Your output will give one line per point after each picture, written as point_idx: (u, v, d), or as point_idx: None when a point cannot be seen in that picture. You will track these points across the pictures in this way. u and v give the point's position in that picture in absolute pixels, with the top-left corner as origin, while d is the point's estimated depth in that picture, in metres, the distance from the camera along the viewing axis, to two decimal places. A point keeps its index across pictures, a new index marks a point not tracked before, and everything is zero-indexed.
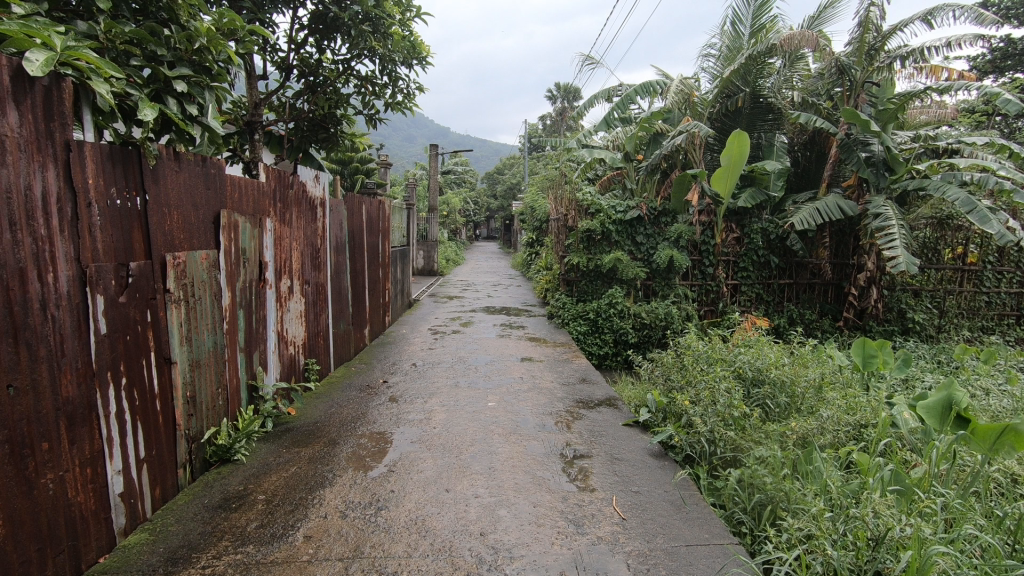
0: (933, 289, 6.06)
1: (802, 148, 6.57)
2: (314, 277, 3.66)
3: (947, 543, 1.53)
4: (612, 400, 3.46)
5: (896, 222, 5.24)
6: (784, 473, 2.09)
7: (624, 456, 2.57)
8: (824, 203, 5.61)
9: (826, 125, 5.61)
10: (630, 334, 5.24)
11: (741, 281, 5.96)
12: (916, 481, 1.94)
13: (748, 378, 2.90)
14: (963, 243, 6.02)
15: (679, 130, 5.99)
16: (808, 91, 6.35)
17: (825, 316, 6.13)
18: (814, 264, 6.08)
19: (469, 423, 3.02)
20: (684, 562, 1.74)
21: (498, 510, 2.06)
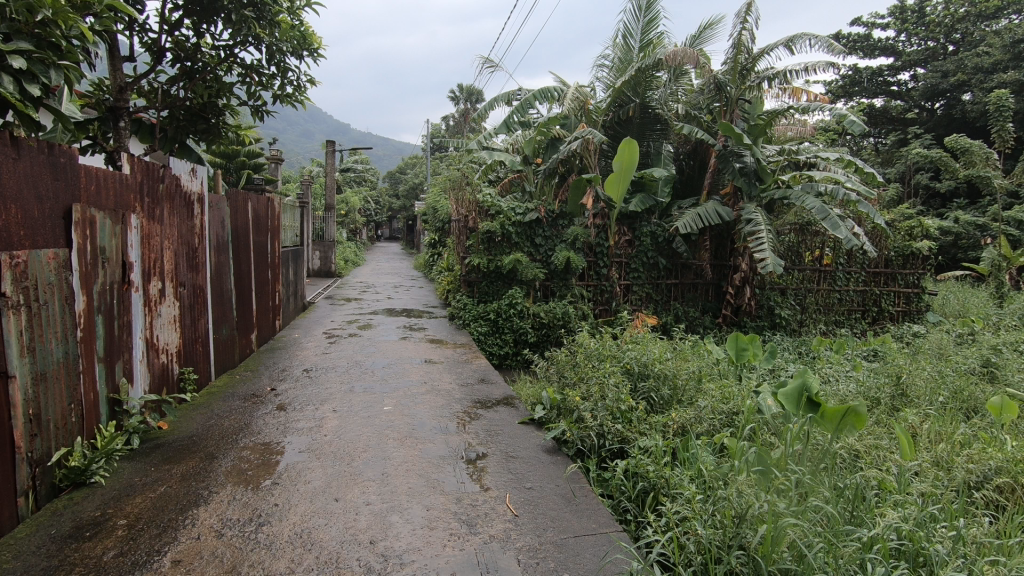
0: (796, 288, 6.75)
1: (686, 157, 7.06)
2: (191, 279, 3.37)
3: (799, 515, 1.68)
4: (509, 399, 3.51)
5: (764, 227, 5.80)
6: (664, 461, 2.23)
7: (518, 454, 2.62)
8: (704, 208, 6.06)
9: (706, 137, 6.07)
10: (529, 333, 5.35)
11: (633, 281, 6.27)
12: (775, 461, 2.14)
13: (634, 373, 3.05)
14: (820, 246, 6.76)
15: (575, 135, 6.20)
16: (691, 105, 6.63)
17: (706, 313, 6.62)
18: (697, 266, 6.57)
19: (363, 429, 2.93)
20: (572, 553, 1.80)
21: (390, 516, 2.01)
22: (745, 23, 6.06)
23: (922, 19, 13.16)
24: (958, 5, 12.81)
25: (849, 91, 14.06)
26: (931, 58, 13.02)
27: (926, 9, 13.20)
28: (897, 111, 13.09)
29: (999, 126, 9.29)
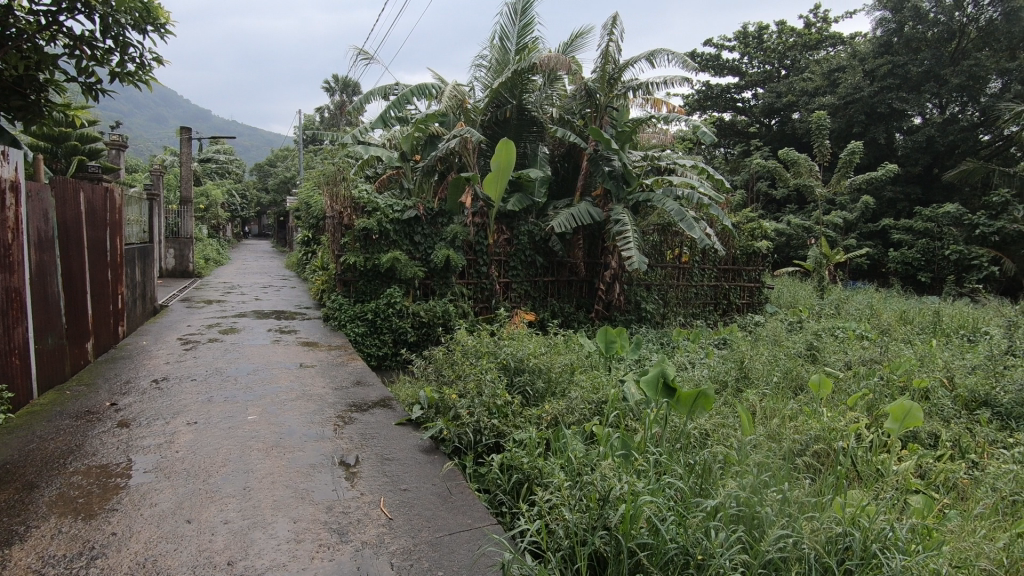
0: (659, 283, 7.32)
1: (561, 159, 7.34)
2: (2, 281, 2.87)
3: (654, 492, 1.83)
4: (386, 401, 3.42)
5: (630, 227, 6.23)
6: (538, 452, 2.31)
7: (394, 455, 2.57)
8: (577, 208, 6.36)
9: (578, 140, 6.39)
10: (409, 332, 5.27)
11: (511, 279, 6.40)
12: (637, 444, 2.31)
13: (510, 368, 3.12)
14: (679, 245, 7.40)
15: (453, 134, 6.19)
16: (565, 110, 6.99)
17: (580, 309, 6.96)
18: (571, 263, 6.88)
19: (223, 442, 2.69)
20: (446, 551, 1.80)
21: (252, 533, 1.88)
22: (611, 35, 6.43)
23: (761, 45, 14.89)
24: (788, 35, 14.66)
25: (703, 105, 15.54)
26: (768, 80, 14.78)
27: (764, 36, 14.94)
28: (742, 125, 14.72)
29: (819, 142, 10.80)
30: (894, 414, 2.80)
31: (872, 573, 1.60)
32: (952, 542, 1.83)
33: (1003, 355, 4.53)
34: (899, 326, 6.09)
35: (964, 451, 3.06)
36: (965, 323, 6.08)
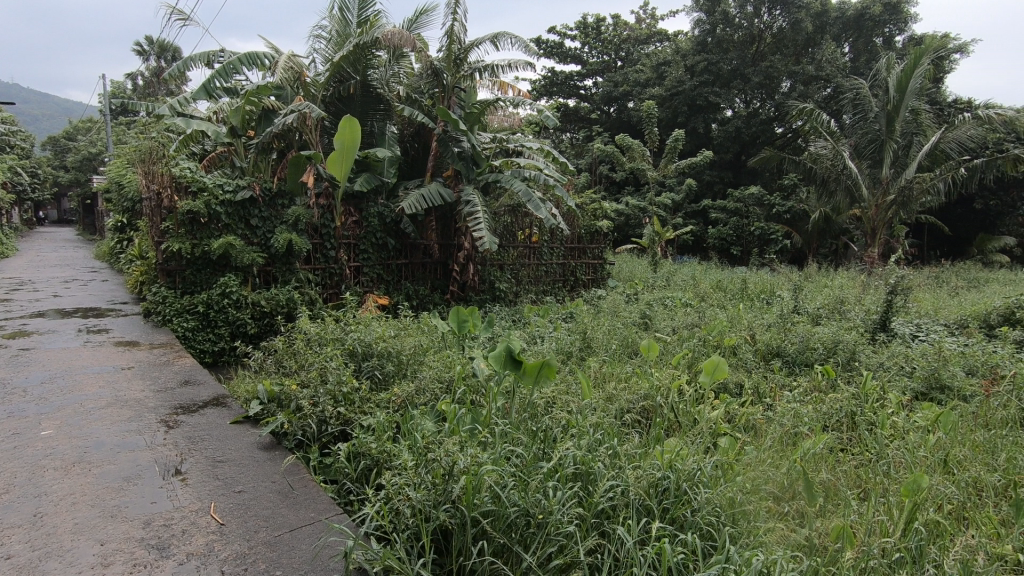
0: (512, 263, 7.54)
1: (410, 139, 7.19)
2: None
3: (496, 461, 1.89)
4: (219, 399, 3.12)
5: (481, 208, 6.32)
6: (386, 436, 2.27)
7: (227, 457, 2.36)
8: (428, 189, 6.29)
9: (426, 120, 6.28)
10: (250, 324, 4.87)
11: (362, 263, 6.15)
12: (482, 418, 2.37)
13: (358, 354, 3.02)
14: (529, 226, 7.70)
15: (289, 108, 5.74)
16: (413, 88, 6.86)
17: (436, 290, 6.93)
18: (424, 245, 6.81)
19: (5, 465, 2.26)
20: (286, 549, 1.71)
21: (44, 565, 1.61)
22: (455, 15, 6.38)
23: (599, 36, 15.82)
24: (622, 29, 15.76)
25: (549, 91, 16.18)
26: (606, 70, 15.82)
27: (601, 28, 15.90)
28: (585, 112, 15.61)
29: (649, 130, 11.83)
30: (706, 369, 3.20)
31: (683, 508, 1.82)
32: (747, 472, 2.15)
33: (791, 313, 5.39)
34: (715, 293, 6.94)
35: (760, 396, 3.60)
36: (764, 289, 7.13)
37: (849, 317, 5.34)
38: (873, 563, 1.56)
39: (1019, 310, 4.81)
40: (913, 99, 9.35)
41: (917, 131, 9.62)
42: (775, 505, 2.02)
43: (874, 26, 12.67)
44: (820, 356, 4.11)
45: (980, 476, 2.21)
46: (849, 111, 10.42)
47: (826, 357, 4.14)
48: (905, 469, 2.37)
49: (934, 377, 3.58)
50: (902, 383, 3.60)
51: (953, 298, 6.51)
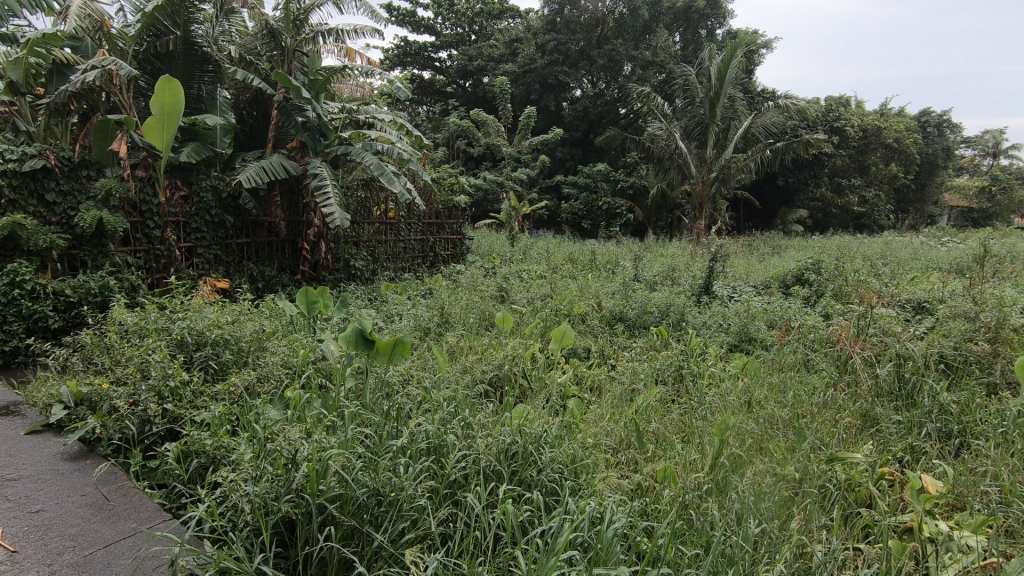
0: (367, 240, 7.25)
1: (247, 106, 6.54)
2: None
3: (345, 445, 1.84)
4: (9, 408, 2.64)
5: (330, 182, 5.98)
6: (222, 430, 2.08)
7: (21, 474, 2.02)
8: (269, 162, 5.79)
9: (263, 85, 5.73)
10: (51, 318, 4.16)
11: (195, 243, 5.50)
12: (331, 402, 2.28)
13: (187, 344, 2.71)
14: (384, 201, 7.47)
15: (90, 64, 4.88)
16: (247, 49, 6.23)
17: (285, 271, 6.50)
18: (269, 222, 6.30)
19: None
20: (98, 568, 1.52)
21: None
22: None
23: (451, 7, 15.57)
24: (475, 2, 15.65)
25: (403, 61, 15.65)
26: (460, 43, 15.66)
27: None
28: (440, 85, 15.38)
29: (503, 106, 11.99)
30: (554, 336, 3.37)
31: (530, 469, 1.93)
32: (588, 431, 2.33)
33: (631, 281, 5.87)
34: (566, 265, 7.32)
35: (604, 358, 3.91)
36: (610, 259, 7.67)
37: (679, 283, 5.96)
38: (688, 497, 1.79)
39: (807, 271, 5.72)
40: (730, 87, 10.53)
41: (734, 116, 10.86)
42: (612, 456, 2.22)
43: (699, 18, 13.96)
44: (655, 319, 4.55)
45: (774, 412, 2.61)
46: (679, 95, 11.45)
47: (660, 319, 4.58)
48: (718, 412, 2.73)
49: (744, 331, 4.14)
50: (720, 338, 4.12)
51: (761, 262, 7.53)
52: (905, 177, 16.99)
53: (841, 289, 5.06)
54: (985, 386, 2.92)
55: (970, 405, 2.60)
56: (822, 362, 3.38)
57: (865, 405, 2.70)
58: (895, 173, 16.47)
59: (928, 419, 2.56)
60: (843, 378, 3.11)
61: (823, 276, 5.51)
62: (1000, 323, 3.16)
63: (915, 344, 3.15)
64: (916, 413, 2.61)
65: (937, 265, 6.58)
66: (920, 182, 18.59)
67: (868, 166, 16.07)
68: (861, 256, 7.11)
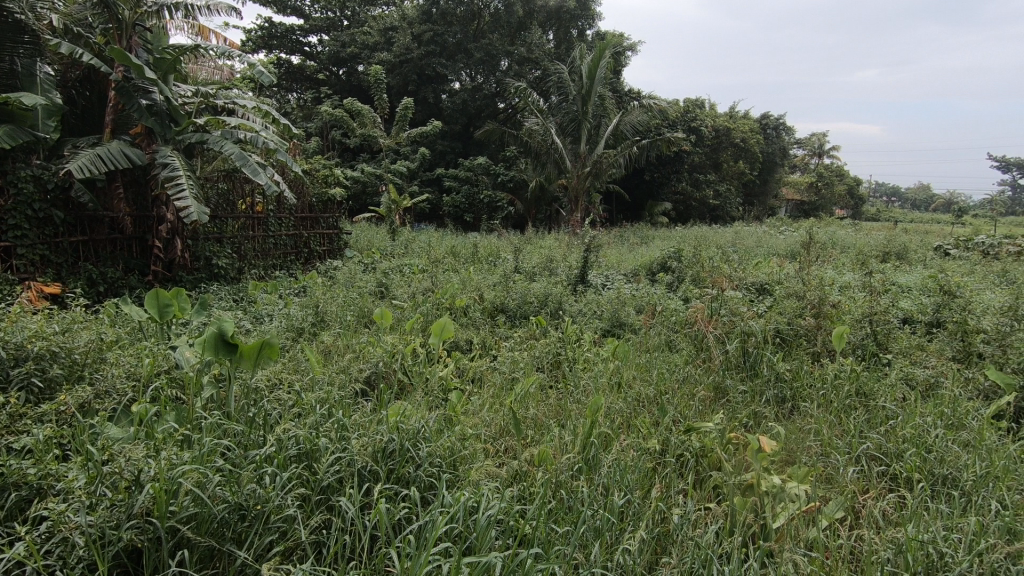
0: (231, 235, 6.62)
1: (77, 85, 5.71)
2: None
3: (201, 461, 1.69)
4: None
5: (183, 172, 5.43)
6: (49, 455, 1.81)
7: None
8: (106, 149, 5.12)
9: (96, 62, 5.02)
10: None
11: (16, 242, 4.59)
12: (185, 415, 2.07)
13: (2, 359, 2.31)
14: (250, 194, 6.93)
15: None
16: (75, 20, 5.47)
17: (131, 272, 5.66)
18: (110, 218, 5.56)
19: None
20: None
21: None
22: None
23: None
24: None
25: (268, 43, 14.59)
26: (331, 28, 14.92)
27: None
28: (310, 71, 14.56)
29: (379, 96, 11.62)
30: (434, 330, 3.33)
31: (407, 466, 1.90)
32: (466, 423, 2.35)
33: (511, 273, 5.99)
34: (448, 258, 7.29)
35: (485, 348, 3.96)
36: (491, 252, 7.77)
37: (557, 273, 6.18)
38: (561, 477, 1.88)
39: (669, 259, 6.21)
40: (599, 86, 11.08)
41: (604, 114, 11.45)
42: (491, 445, 2.26)
43: (570, 18, 14.53)
44: (534, 309, 4.68)
45: (640, 391, 2.80)
46: (554, 92, 11.84)
47: (539, 308, 4.72)
48: (591, 394, 2.88)
49: (615, 317, 4.40)
50: (594, 324, 4.34)
51: (630, 252, 8.05)
52: (750, 173, 19.03)
53: (698, 275, 5.55)
54: (811, 355, 3.36)
55: (799, 372, 2.99)
56: (682, 342, 3.69)
57: (717, 379, 2.99)
58: (742, 170, 18.39)
59: (767, 387, 2.90)
60: (699, 355, 3.42)
61: (683, 263, 6.01)
62: (822, 300, 3.66)
63: (757, 321, 3.54)
64: (758, 382, 2.95)
65: (775, 251, 7.46)
66: (763, 178, 20.92)
67: (720, 163, 17.76)
68: (715, 244, 7.86)
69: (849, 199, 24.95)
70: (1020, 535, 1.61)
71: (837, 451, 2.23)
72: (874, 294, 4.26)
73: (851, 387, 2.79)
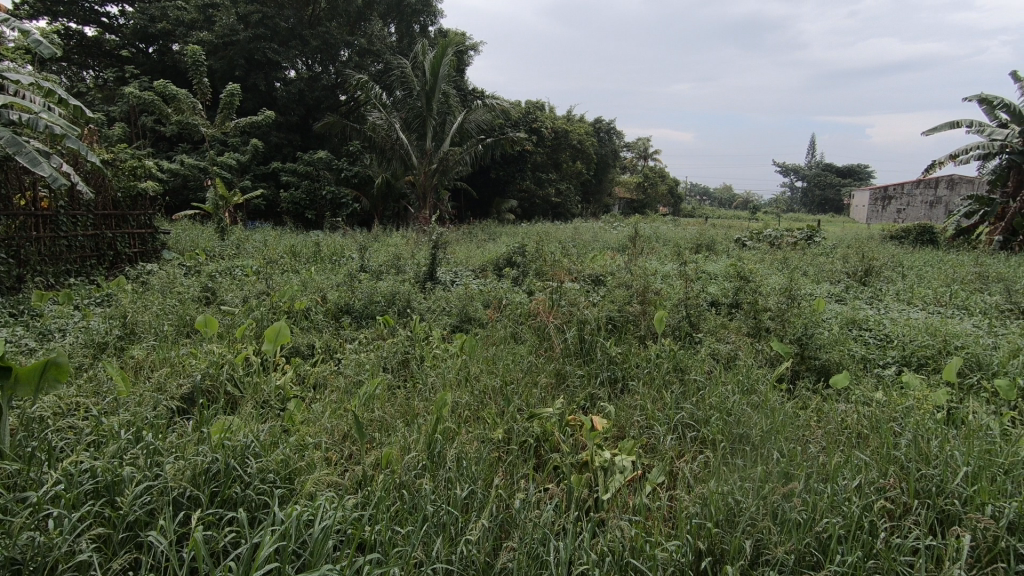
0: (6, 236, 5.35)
1: None
2: None
3: None
4: None
5: None
6: None
7: None
8: None
9: None
10: None
11: None
12: None
13: None
14: (31, 187, 5.67)
15: None
16: None
17: None
18: None
19: None
20: None
21: None
22: None
23: None
24: None
25: (52, 9, 12.35)
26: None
27: None
28: (111, 46, 12.63)
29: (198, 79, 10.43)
30: (267, 336, 2.99)
31: (234, 486, 1.74)
32: (304, 432, 2.22)
33: (356, 272, 5.77)
34: (286, 258, 6.79)
35: (330, 352, 3.75)
36: (335, 250, 7.39)
37: (405, 271, 6.08)
38: (404, 477, 1.86)
39: (514, 255, 6.43)
40: (443, 83, 11.09)
41: (448, 111, 11.50)
42: (332, 453, 2.16)
43: (412, 13, 14.39)
44: (381, 308, 4.55)
45: (487, 383, 2.87)
46: (397, 86, 11.60)
47: (386, 307, 4.60)
48: (438, 390, 2.88)
49: (463, 313, 4.45)
50: (443, 321, 4.34)
51: (478, 248, 8.19)
52: (587, 173, 20.46)
53: (541, 268, 5.82)
54: (638, 338, 3.71)
55: (628, 354, 3.28)
56: (527, 334, 3.85)
57: (557, 365, 3.17)
58: (580, 170, 19.70)
59: (602, 370, 3.14)
60: (542, 345, 3.58)
61: (527, 258, 6.27)
62: (646, 288, 4.06)
63: (591, 310, 3.82)
64: (593, 366, 3.18)
65: (608, 245, 8.10)
66: (598, 177, 22.62)
67: (560, 163, 18.83)
68: (556, 240, 8.32)
69: (670, 198, 28.00)
70: (792, 477, 1.94)
71: (659, 423, 2.49)
72: (688, 281, 4.82)
73: (669, 365, 3.14)
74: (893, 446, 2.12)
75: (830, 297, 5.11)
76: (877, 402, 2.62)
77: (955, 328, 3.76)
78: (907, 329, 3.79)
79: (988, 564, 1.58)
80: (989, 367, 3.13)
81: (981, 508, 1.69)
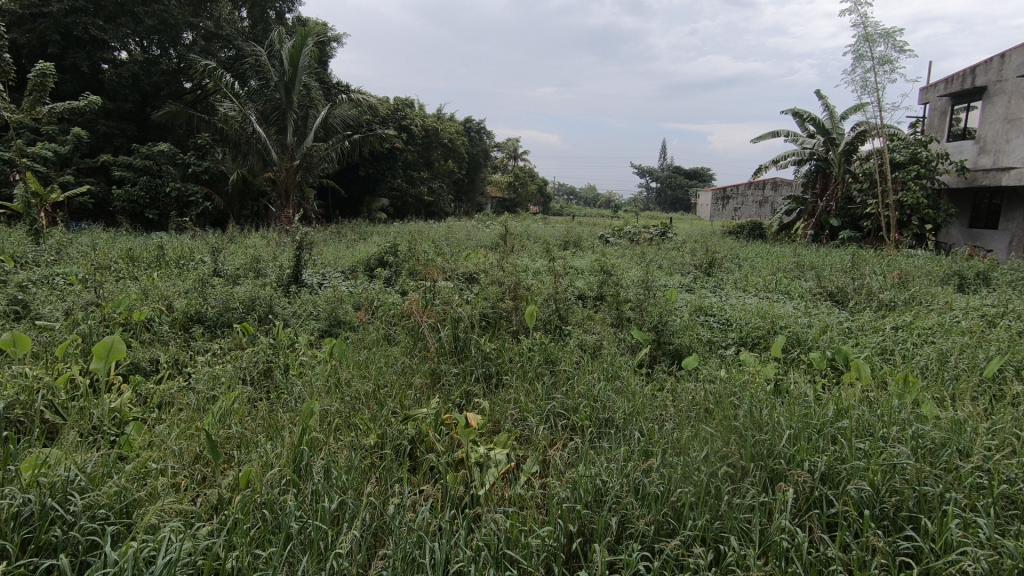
0: None
1: None
2: None
3: None
4: None
5: None
6: None
7: None
8: None
9: None
10: None
11: None
12: None
13: None
14: None
15: None
16: None
17: None
18: None
19: None
20: None
21: None
22: None
23: None
24: None
25: None
26: None
27: None
28: None
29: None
30: (96, 353, 2.59)
31: (53, 529, 1.51)
32: (144, 459, 1.98)
33: (209, 277, 5.25)
34: (121, 264, 5.97)
35: (179, 367, 3.37)
36: (183, 253, 6.66)
37: (266, 274, 5.65)
38: (265, 496, 1.74)
39: (386, 254, 6.26)
40: (304, 75, 10.47)
41: (311, 104, 10.90)
42: (179, 477, 1.95)
43: None
44: (239, 314, 4.18)
45: (358, 388, 2.75)
46: (251, 76, 10.75)
47: (245, 314, 4.23)
48: (306, 399, 2.71)
49: (333, 316, 4.23)
50: (310, 326, 4.09)
51: (348, 249, 7.86)
52: (459, 172, 20.54)
53: (414, 268, 5.73)
54: (511, 333, 3.80)
55: (501, 349, 3.34)
56: (400, 335, 3.76)
57: (432, 364, 3.12)
58: (452, 169, 19.71)
59: (476, 366, 3.17)
60: (416, 345, 3.52)
61: (399, 258, 6.13)
62: (518, 284, 4.17)
63: (465, 307, 3.83)
64: (468, 363, 3.19)
65: (481, 244, 8.19)
66: (469, 176, 22.82)
67: (432, 161, 18.69)
68: (430, 239, 8.25)
69: (539, 197, 29.02)
70: (651, 454, 2.10)
71: (532, 414, 2.56)
72: (557, 276, 5.03)
73: (540, 357, 3.24)
74: (733, 417, 2.38)
75: (680, 287, 5.62)
76: (720, 379, 2.93)
77: (780, 310, 4.33)
78: (743, 313, 4.28)
79: (807, 511, 1.83)
80: (805, 342, 3.64)
81: (800, 465, 1.96)
